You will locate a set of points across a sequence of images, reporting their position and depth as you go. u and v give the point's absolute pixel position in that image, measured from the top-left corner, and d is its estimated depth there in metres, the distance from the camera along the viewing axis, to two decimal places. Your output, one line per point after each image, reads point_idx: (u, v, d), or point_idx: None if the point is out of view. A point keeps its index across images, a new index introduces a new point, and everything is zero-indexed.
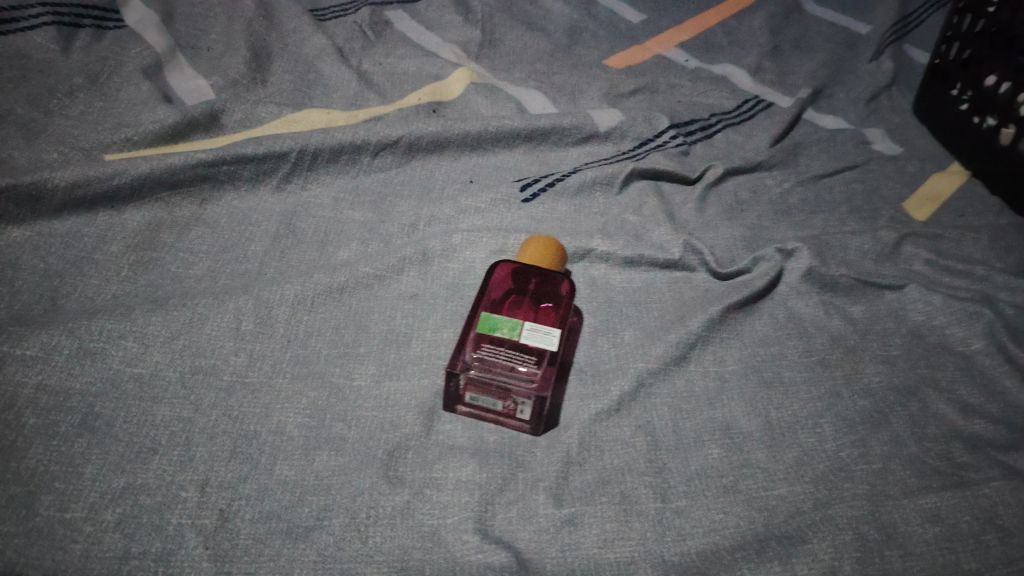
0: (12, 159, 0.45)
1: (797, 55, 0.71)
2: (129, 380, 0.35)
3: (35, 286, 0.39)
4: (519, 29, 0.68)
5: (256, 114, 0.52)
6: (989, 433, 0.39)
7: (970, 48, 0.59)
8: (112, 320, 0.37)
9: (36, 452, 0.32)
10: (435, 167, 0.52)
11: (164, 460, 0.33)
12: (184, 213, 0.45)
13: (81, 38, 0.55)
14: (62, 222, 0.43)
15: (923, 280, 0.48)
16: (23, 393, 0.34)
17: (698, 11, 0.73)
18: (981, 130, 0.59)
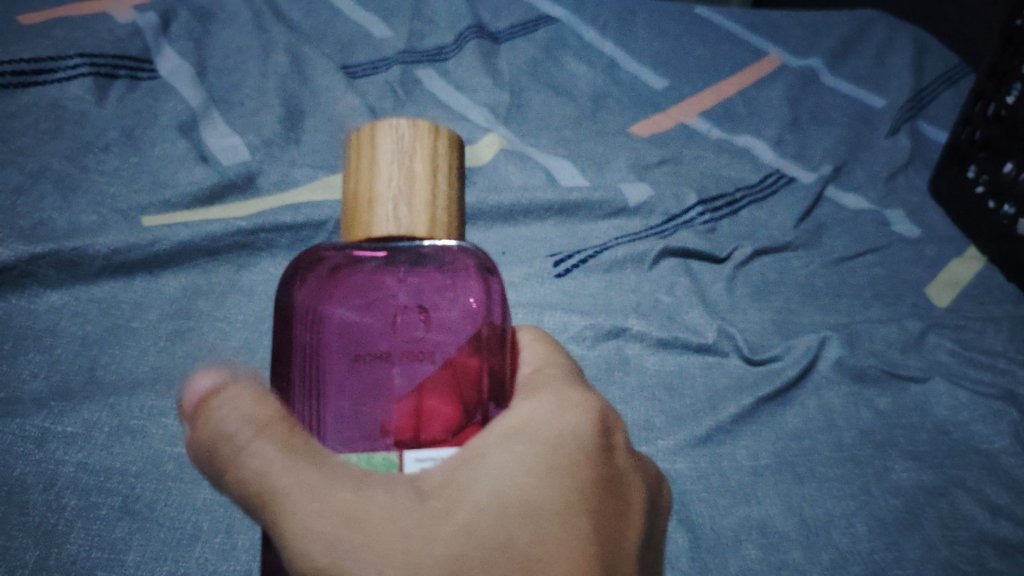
0: (53, 221, 0.45)
1: (815, 128, 0.68)
2: (169, 461, 0.36)
3: (74, 357, 0.39)
4: (545, 92, 0.65)
5: (291, 175, 0.51)
6: (1016, 536, 0.40)
7: (989, 132, 0.57)
8: (153, 396, 0.38)
9: (77, 538, 0.32)
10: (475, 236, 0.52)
11: (206, 547, 0.33)
12: (220, 279, 0.45)
13: (115, 90, 0.54)
14: (101, 287, 0.43)
15: (947, 373, 0.48)
16: (64, 471, 0.34)
17: (725, 76, 0.71)
18: (998, 216, 0.56)
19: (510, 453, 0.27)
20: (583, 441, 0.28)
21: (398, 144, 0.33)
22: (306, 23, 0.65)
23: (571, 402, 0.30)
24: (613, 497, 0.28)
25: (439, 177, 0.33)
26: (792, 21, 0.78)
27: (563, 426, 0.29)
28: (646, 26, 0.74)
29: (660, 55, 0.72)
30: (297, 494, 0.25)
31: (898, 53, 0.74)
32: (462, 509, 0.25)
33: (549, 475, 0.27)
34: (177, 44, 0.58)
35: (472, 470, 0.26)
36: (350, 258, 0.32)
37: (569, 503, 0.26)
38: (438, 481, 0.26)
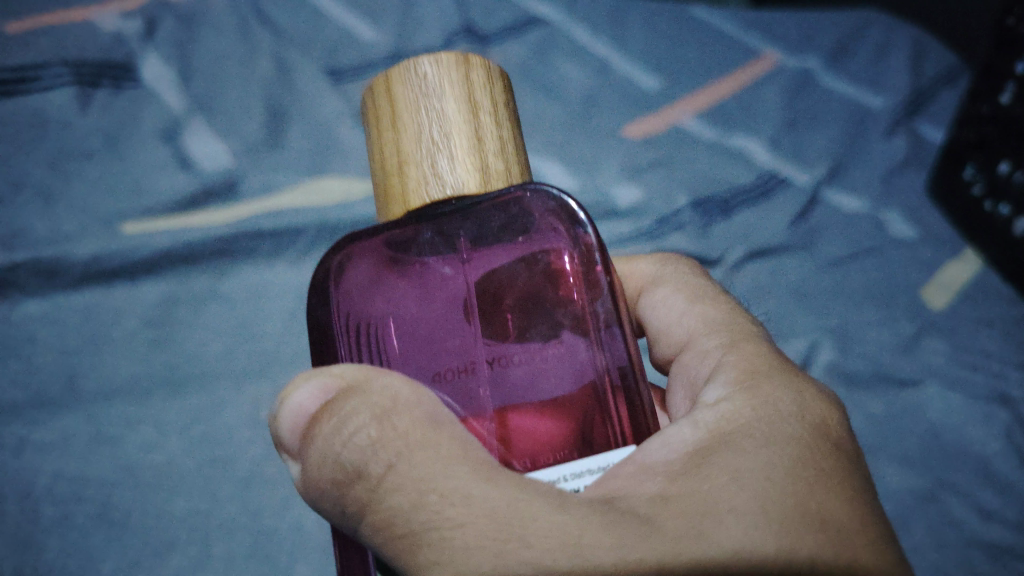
0: (33, 229, 0.46)
1: (811, 129, 0.63)
2: (146, 469, 0.39)
3: (54, 367, 0.42)
4: (535, 95, 0.62)
5: (275, 181, 0.51)
6: (1007, 540, 0.41)
7: (983, 132, 0.56)
8: (130, 405, 0.41)
9: (54, 545, 0.36)
10: None
11: (182, 556, 0.37)
12: (200, 286, 0.45)
13: (98, 98, 0.52)
14: (79, 295, 0.44)
15: (940, 376, 0.48)
16: (41, 481, 0.38)
17: (729, 72, 0.67)
18: (993, 218, 0.55)
19: (732, 452, 0.28)
20: (832, 454, 0.30)
21: (424, 86, 0.34)
22: (280, 17, 0.61)
23: (806, 415, 0.31)
24: (851, 477, 0.29)
25: (482, 115, 0.35)
26: (789, 18, 0.73)
27: (804, 435, 0.30)
28: (639, 25, 0.70)
29: (660, 45, 0.68)
30: (481, 535, 0.25)
31: (903, 46, 0.71)
32: (723, 518, 0.26)
33: (819, 497, 0.27)
34: (162, 51, 0.56)
35: (722, 497, 0.26)
36: (385, 253, 0.34)
37: (854, 529, 0.27)
38: (690, 510, 0.26)
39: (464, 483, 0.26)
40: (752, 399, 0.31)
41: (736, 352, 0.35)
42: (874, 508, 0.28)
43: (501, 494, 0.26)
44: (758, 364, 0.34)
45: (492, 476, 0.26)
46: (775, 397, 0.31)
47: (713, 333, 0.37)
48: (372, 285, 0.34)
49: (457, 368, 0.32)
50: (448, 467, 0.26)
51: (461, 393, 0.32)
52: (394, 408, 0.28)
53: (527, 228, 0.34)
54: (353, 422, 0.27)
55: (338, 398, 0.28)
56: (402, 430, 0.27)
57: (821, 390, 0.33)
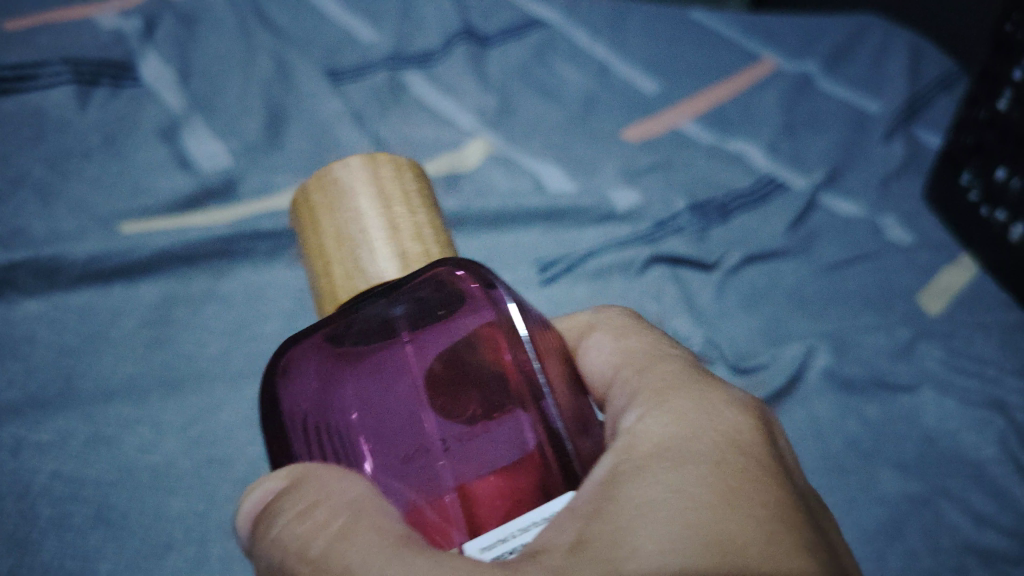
0: (31, 227, 0.46)
1: (810, 134, 0.63)
2: (143, 470, 0.39)
3: (52, 366, 0.42)
4: (534, 98, 0.62)
5: (272, 182, 0.50)
6: (1003, 546, 0.41)
7: (981, 137, 0.56)
8: (128, 405, 0.41)
9: (50, 545, 0.36)
10: (483, 240, 0.53)
11: (179, 556, 0.36)
12: (198, 287, 0.45)
13: (98, 97, 0.52)
14: (78, 295, 0.44)
15: (936, 381, 0.48)
16: (38, 480, 0.38)
17: (728, 76, 0.67)
18: (990, 223, 0.55)
19: (645, 485, 0.24)
20: (762, 474, 0.25)
21: (341, 189, 0.34)
22: (282, 21, 0.61)
23: (730, 434, 0.27)
24: (790, 505, 0.25)
25: (391, 205, 0.33)
26: (785, 24, 0.74)
27: (725, 458, 0.26)
28: (638, 30, 0.70)
29: (659, 49, 0.68)
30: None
31: (901, 52, 0.71)
32: (633, 564, 0.22)
33: (738, 520, 0.23)
34: (162, 51, 0.56)
35: (635, 536, 0.23)
36: (325, 352, 0.30)
37: (780, 556, 0.22)
38: (601, 561, 0.22)
39: (380, 565, 0.23)
40: (673, 422, 0.27)
41: (662, 376, 0.30)
42: (819, 541, 0.24)
43: (421, 570, 0.23)
44: (679, 384, 0.29)
45: (416, 549, 0.24)
46: (694, 416, 0.27)
47: (640, 359, 0.32)
48: (317, 390, 0.30)
49: (411, 468, 0.28)
50: (366, 555, 0.24)
51: (422, 489, 0.28)
52: (319, 501, 0.26)
53: (455, 300, 0.30)
54: (287, 515, 0.26)
55: (280, 500, 0.27)
56: (325, 525, 0.25)
57: (750, 403, 0.29)
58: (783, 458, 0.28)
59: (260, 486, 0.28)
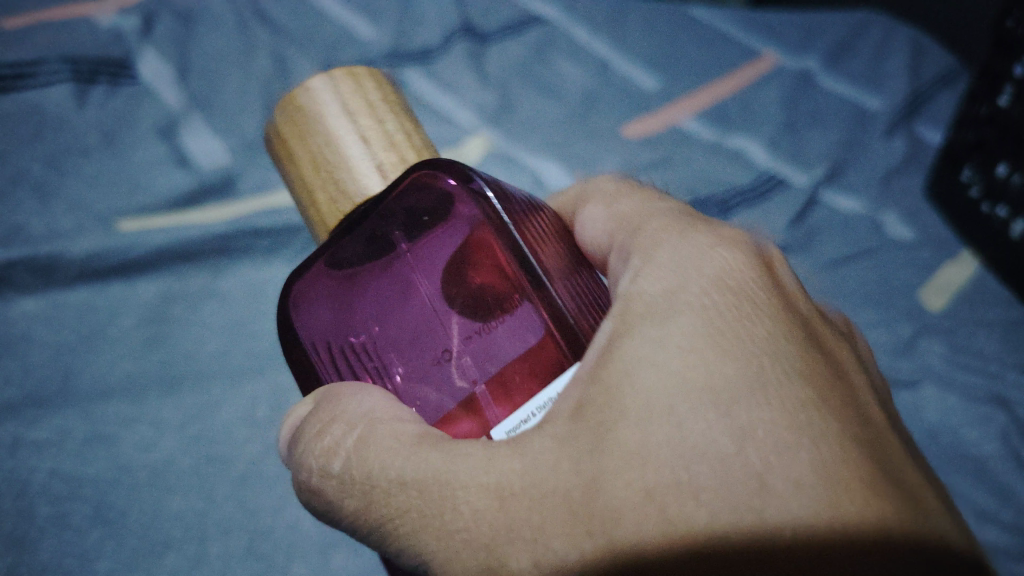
0: (30, 226, 0.46)
1: (811, 129, 0.63)
2: (142, 468, 0.39)
3: (50, 364, 0.41)
4: (534, 94, 0.62)
5: (270, 178, 0.50)
6: (1002, 542, 0.42)
7: (983, 134, 0.56)
8: (126, 403, 0.41)
9: (48, 545, 0.36)
10: None
11: (178, 555, 0.37)
12: (198, 284, 0.45)
13: (95, 94, 0.52)
14: (76, 291, 0.44)
15: (937, 377, 0.48)
16: (37, 479, 0.38)
17: (729, 72, 0.67)
18: (988, 220, 0.56)
19: (640, 336, 0.27)
20: (751, 358, 0.26)
21: (305, 109, 0.35)
22: (280, 16, 0.60)
23: (707, 301, 0.28)
24: (778, 336, 0.28)
25: (359, 118, 0.35)
26: (788, 18, 0.73)
27: (706, 340, 0.27)
28: (639, 24, 0.69)
29: (660, 44, 0.68)
30: (421, 515, 0.26)
31: (903, 46, 0.71)
32: (628, 424, 0.25)
33: (741, 442, 0.24)
34: (160, 48, 0.55)
35: (636, 465, 0.24)
36: (333, 276, 0.33)
37: (800, 476, 0.23)
38: (592, 486, 0.24)
39: (395, 464, 0.27)
40: (666, 274, 0.29)
41: (647, 252, 0.31)
42: (807, 371, 0.27)
43: (428, 467, 0.27)
44: (664, 262, 0.30)
45: (423, 444, 0.27)
46: (679, 297, 0.28)
47: (630, 234, 0.33)
48: (333, 311, 0.33)
49: (427, 363, 0.31)
50: (395, 455, 0.27)
51: (439, 384, 0.31)
52: (350, 418, 0.29)
53: (439, 201, 0.32)
54: (323, 436, 0.30)
55: (307, 422, 0.31)
56: (344, 438, 0.29)
57: (732, 270, 0.30)
58: (773, 319, 0.28)
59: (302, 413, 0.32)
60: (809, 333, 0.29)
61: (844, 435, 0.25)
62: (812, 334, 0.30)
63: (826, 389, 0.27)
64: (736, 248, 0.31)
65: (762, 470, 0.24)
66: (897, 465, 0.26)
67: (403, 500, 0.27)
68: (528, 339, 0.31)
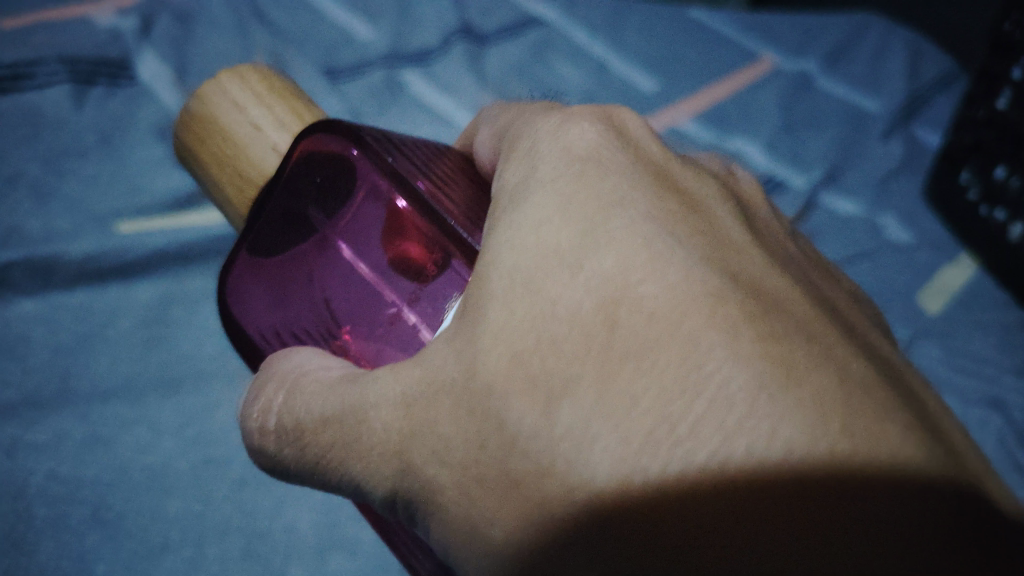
0: (27, 226, 0.46)
1: (809, 131, 0.63)
2: (140, 470, 0.39)
3: (47, 366, 0.41)
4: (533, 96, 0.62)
5: None
6: None
7: (981, 136, 0.56)
8: (124, 405, 0.41)
9: (46, 547, 0.36)
10: None
11: (176, 558, 0.37)
12: (196, 286, 0.45)
13: (93, 95, 0.52)
14: (74, 293, 0.44)
15: (934, 380, 0.48)
16: (34, 481, 0.38)
17: (727, 73, 0.67)
18: (987, 222, 0.56)
19: (509, 230, 0.24)
20: (607, 220, 0.23)
21: (232, 91, 0.35)
22: (278, 17, 0.60)
23: (569, 176, 0.24)
24: (659, 207, 0.24)
25: (272, 133, 0.34)
26: (787, 20, 0.73)
27: (562, 211, 0.23)
28: (638, 26, 0.69)
29: (658, 46, 0.68)
30: (342, 449, 0.25)
31: (901, 48, 0.71)
32: (503, 343, 0.22)
33: (606, 301, 0.22)
34: (158, 48, 0.55)
35: (507, 339, 0.22)
36: (254, 263, 0.32)
37: (690, 350, 0.21)
38: (470, 376, 0.23)
39: (319, 401, 0.26)
40: (529, 155, 0.26)
41: (509, 145, 0.28)
42: (692, 245, 0.23)
43: (347, 399, 0.25)
44: (518, 149, 0.27)
45: (347, 381, 0.26)
46: (531, 177, 0.25)
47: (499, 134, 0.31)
48: (268, 297, 0.33)
49: (370, 320, 0.31)
50: (318, 398, 0.26)
51: (376, 333, 0.30)
52: (284, 373, 0.28)
53: (323, 161, 0.31)
54: (262, 392, 0.28)
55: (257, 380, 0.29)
56: (280, 391, 0.28)
57: (590, 138, 0.26)
58: (638, 172, 0.25)
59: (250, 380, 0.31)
60: (698, 205, 0.25)
61: (727, 291, 0.22)
62: (705, 206, 0.26)
63: (706, 242, 0.23)
64: (590, 112, 0.27)
65: (638, 343, 0.21)
66: (796, 324, 0.22)
67: (327, 435, 0.25)
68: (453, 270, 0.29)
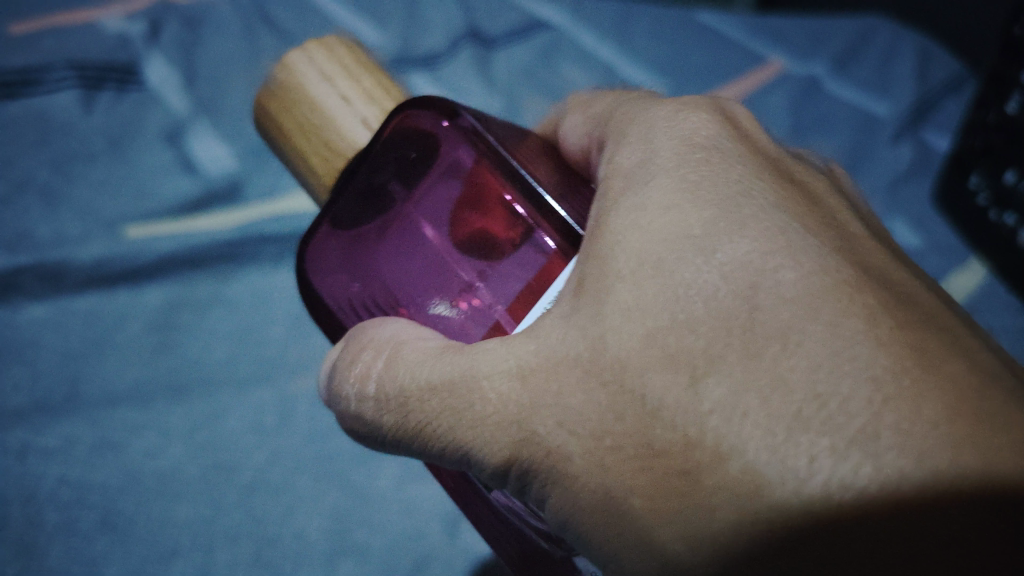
0: (37, 232, 0.46)
1: (818, 135, 0.63)
2: (149, 476, 0.39)
3: (57, 371, 0.42)
4: (541, 100, 0.61)
5: (277, 184, 0.50)
6: None
7: (990, 140, 0.56)
8: (133, 411, 0.41)
9: (56, 552, 0.36)
10: None
11: (186, 563, 0.37)
12: (204, 291, 0.45)
13: (102, 100, 0.52)
14: (84, 298, 0.44)
15: None
16: (45, 486, 0.38)
17: (735, 77, 0.66)
18: (998, 228, 0.56)
19: (624, 208, 0.26)
20: (732, 214, 0.25)
21: (296, 63, 0.34)
22: (286, 21, 0.60)
23: (679, 160, 0.27)
24: (769, 188, 0.26)
25: (337, 81, 0.34)
26: (796, 23, 0.72)
27: (690, 203, 0.25)
28: (646, 30, 0.69)
29: (666, 49, 0.68)
30: (455, 413, 0.25)
31: (910, 50, 0.71)
32: (632, 320, 0.24)
33: (732, 277, 0.23)
34: (166, 52, 0.55)
35: (636, 316, 0.24)
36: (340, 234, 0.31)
37: (837, 340, 0.22)
38: (599, 350, 0.24)
39: (423, 369, 0.26)
40: (638, 139, 0.28)
41: (618, 129, 0.30)
42: (802, 218, 0.26)
43: (456, 366, 0.25)
44: (633, 137, 0.29)
45: (448, 349, 0.26)
46: (651, 165, 0.27)
47: (601, 126, 0.32)
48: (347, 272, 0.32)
49: (446, 297, 0.30)
50: (426, 364, 0.26)
51: (465, 314, 0.29)
52: (379, 342, 0.28)
53: (425, 137, 0.31)
54: (354, 362, 0.28)
55: (340, 359, 0.29)
56: (373, 362, 0.27)
57: (704, 129, 0.28)
58: (754, 173, 0.27)
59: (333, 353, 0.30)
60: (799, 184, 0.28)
61: (860, 283, 0.23)
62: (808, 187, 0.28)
63: (823, 234, 0.25)
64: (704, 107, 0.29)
65: (777, 327, 0.22)
66: (904, 296, 0.24)
67: (435, 403, 0.26)
68: (542, 252, 0.29)
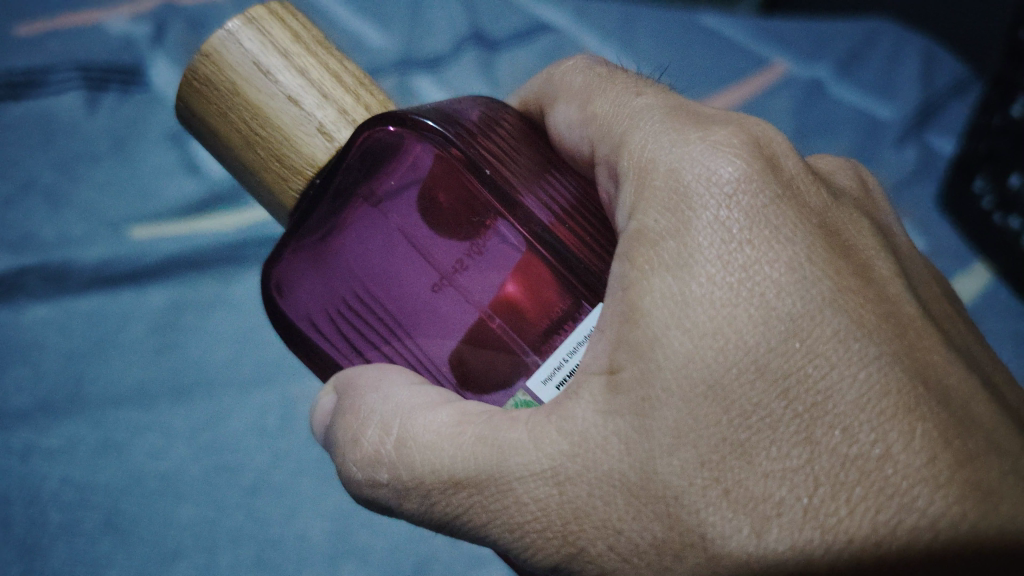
0: (40, 233, 0.46)
1: (822, 139, 0.63)
2: (152, 477, 0.39)
3: (60, 371, 0.42)
4: None
5: None
6: None
7: (998, 143, 0.57)
8: (136, 412, 0.41)
9: (60, 551, 0.37)
10: None
11: (188, 564, 0.37)
12: (207, 292, 0.45)
13: (106, 100, 0.52)
14: (87, 298, 0.44)
15: None
16: (47, 487, 0.38)
17: (736, 79, 0.66)
18: (1003, 228, 0.56)
19: (659, 306, 0.25)
20: (793, 323, 0.24)
21: (223, 54, 0.30)
22: None
23: (719, 247, 0.25)
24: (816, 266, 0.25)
25: (278, 75, 0.30)
26: (801, 25, 0.72)
27: (749, 294, 0.25)
28: (648, 32, 0.69)
29: (668, 51, 0.68)
30: (485, 508, 0.26)
31: (912, 53, 0.71)
32: (680, 450, 0.24)
33: (788, 398, 0.24)
34: (169, 51, 0.55)
35: (687, 444, 0.24)
36: (315, 250, 0.30)
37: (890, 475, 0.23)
38: (649, 476, 0.24)
39: (443, 459, 0.27)
40: (666, 206, 0.26)
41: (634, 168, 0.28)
42: (844, 300, 0.25)
43: (479, 459, 0.26)
44: (657, 194, 0.26)
45: (463, 431, 0.27)
46: (683, 242, 0.25)
47: (613, 149, 0.30)
48: (323, 287, 0.31)
49: (434, 315, 0.30)
50: (447, 460, 0.27)
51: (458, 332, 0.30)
52: (385, 418, 0.28)
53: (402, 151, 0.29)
54: (360, 431, 0.29)
55: (337, 416, 0.30)
56: (383, 440, 0.28)
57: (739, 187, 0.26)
58: (795, 240, 0.25)
59: (330, 399, 0.31)
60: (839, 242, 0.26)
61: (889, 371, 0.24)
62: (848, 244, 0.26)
63: (861, 294, 0.25)
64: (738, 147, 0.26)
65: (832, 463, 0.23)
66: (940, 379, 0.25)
67: (463, 496, 0.26)
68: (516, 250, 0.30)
